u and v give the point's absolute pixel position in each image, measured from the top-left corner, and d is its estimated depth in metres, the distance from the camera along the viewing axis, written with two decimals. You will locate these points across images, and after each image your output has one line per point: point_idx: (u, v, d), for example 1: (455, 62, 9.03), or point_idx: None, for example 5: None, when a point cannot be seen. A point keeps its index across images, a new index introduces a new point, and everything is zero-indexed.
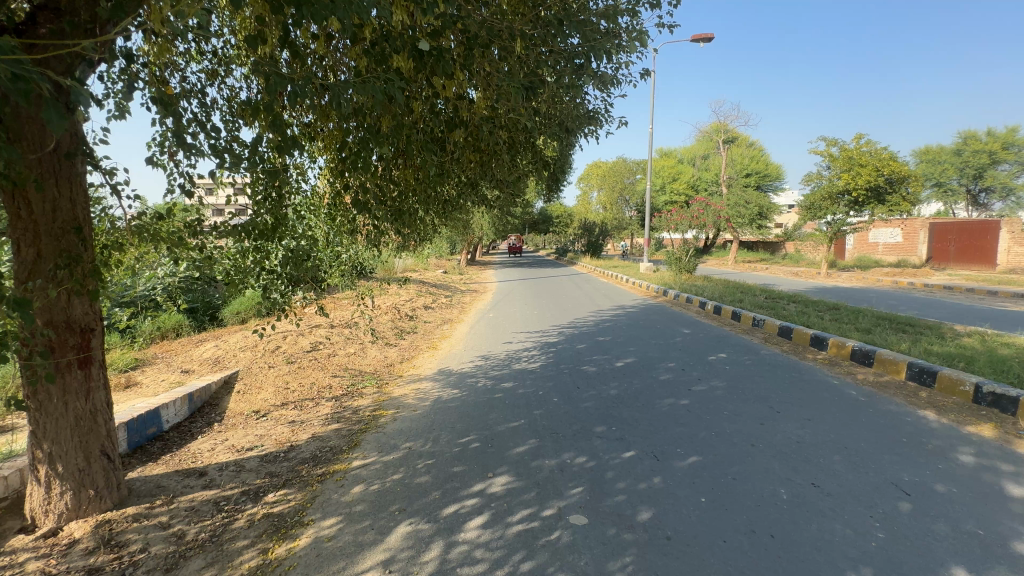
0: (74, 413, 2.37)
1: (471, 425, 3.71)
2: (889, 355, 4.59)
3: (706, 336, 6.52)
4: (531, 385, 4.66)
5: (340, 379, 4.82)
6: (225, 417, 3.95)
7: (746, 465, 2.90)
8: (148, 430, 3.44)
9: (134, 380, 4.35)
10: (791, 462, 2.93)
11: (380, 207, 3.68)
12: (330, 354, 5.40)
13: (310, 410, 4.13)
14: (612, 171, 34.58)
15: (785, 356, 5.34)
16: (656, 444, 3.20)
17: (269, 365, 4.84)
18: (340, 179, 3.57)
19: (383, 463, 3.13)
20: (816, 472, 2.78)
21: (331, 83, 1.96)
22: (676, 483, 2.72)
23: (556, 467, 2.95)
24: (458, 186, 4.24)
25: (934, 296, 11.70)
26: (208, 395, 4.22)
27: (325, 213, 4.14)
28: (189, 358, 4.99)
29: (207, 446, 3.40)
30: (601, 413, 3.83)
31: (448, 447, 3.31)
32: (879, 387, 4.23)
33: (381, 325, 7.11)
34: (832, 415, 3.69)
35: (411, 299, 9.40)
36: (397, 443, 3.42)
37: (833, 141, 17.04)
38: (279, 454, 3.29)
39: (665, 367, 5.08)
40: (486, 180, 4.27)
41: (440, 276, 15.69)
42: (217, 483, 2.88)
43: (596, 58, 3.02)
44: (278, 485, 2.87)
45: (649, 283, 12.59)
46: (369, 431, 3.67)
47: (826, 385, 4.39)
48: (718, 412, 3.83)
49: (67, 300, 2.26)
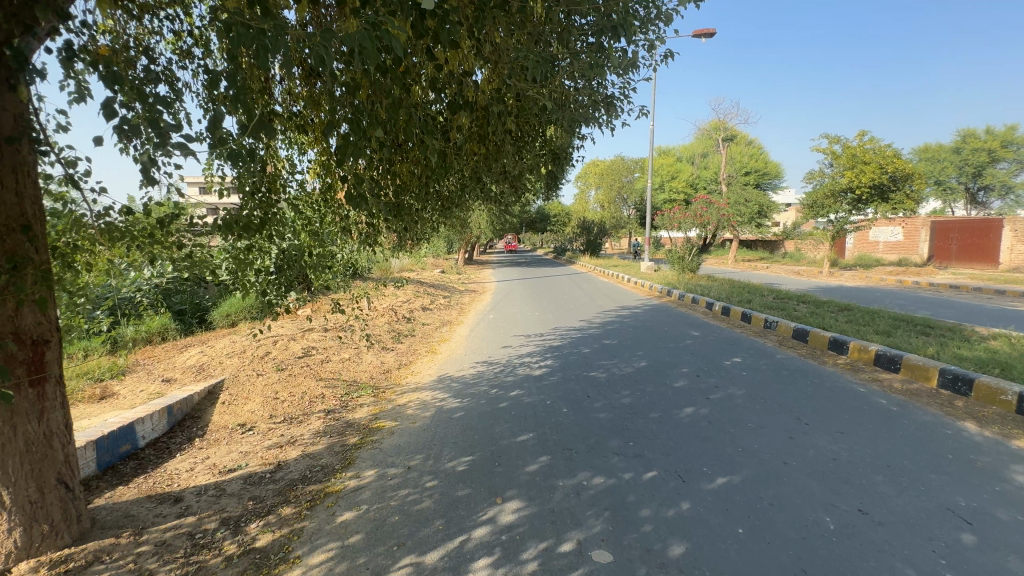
0: (25, 437, 2.07)
1: (475, 439, 3.42)
2: (918, 360, 4.34)
3: (717, 339, 6.25)
4: (537, 393, 4.37)
5: (334, 388, 4.53)
6: (208, 432, 3.65)
7: (782, 487, 2.62)
8: (122, 448, 3.14)
9: (111, 392, 4.04)
10: (831, 483, 2.66)
11: (377, 202, 3.37)
12: (324, 360, 5.10)
13: (301, 423, 3.83)
14: (611, 169, 34.33)
15: (804, 361, 5.07)
16: (680, 463, 2.92)
17: (258, 372, 4.54)
18: (333, 172, 3.27)
19: (380, 485, 2.83)
20: (861, 496, 2.51)
21: (313, 39, 1.64)
22: (707, 510, 2.43)
23: (572, 490, 2.66)
24: (459, 180, 3.96)
25: (941, 296, 11.50)
26: (190, 406, 3.92)
27: (318, 211, 3.83)
28: (171, 365, 4.67)
29: (185, 467, 3.10)
30: (616, 425, 3.55)
31: (452, 465, 3.02)
32: (910, 396, 3.97)
33: (377, 328, 6.82)
34: (863, 425, 3.42)
35: (409, 300, 9.09)
36: (395, 461, 3.13)
37: (835, 139, 16.82)
38: (265, 475, 2.99)
39: (678, 372, 4.80)
40: (490, 174, 3.97)
41: (439, 276, 15.39)
42: (193, 511, 2.58)
43: (618, 35, 2.73)
44: (262, 513, 2.57)
45: (652, 283, 12.32)
46: (364, 447, 3.38)
47: (852, 393, 4.12)
48: (741, 423, 3.55)
49: (14, 308, 1.96)
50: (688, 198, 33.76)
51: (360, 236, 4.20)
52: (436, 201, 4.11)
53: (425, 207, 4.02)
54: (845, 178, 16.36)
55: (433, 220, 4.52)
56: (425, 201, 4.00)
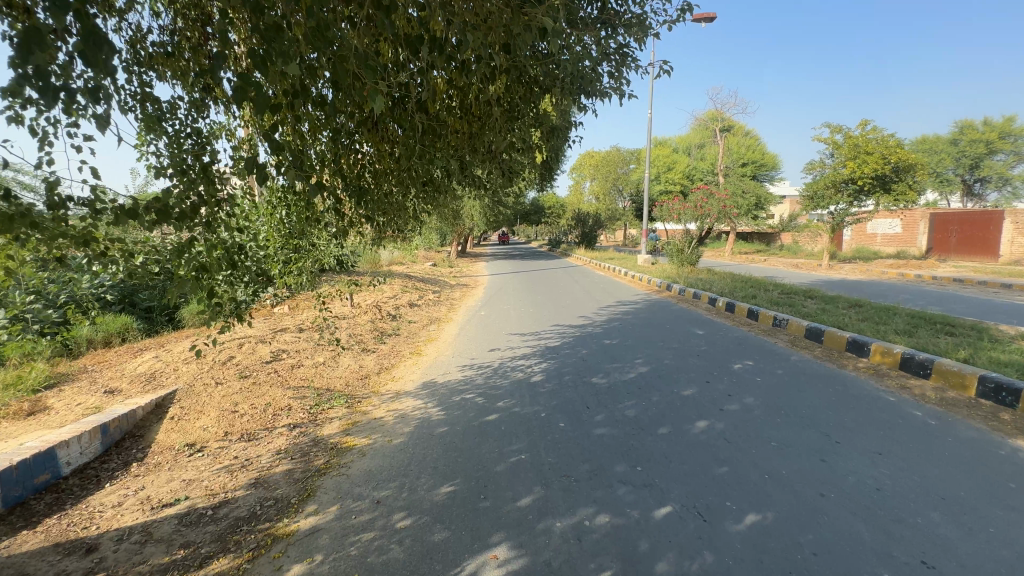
0: None
1: (458, 462, 2.95)
2: (952, 365, 3.92)
3: (725, 339, 5.80)
4: (531, 403, 3.90)
5: (303, 398, 4.03)
6: (149, 454, 3.15)
7: (823, 529, 2.18)
8: (38, 479, 2.63)
9: (43, 406, 3.53)
10: (881, 524, 2.22)
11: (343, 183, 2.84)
12: (295, 366, 4.59)
13: (259, 441, 3.34)
14: (606, 161, 33.84)
15: (822, 365, 4.64)
16: (699, 496, 2.46)
17: (216, 381, 4.03)
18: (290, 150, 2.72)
19: (342, 524, 2.36)
20: (920, 543, 2.08)
21: None
22: (738, 562, 1.99)
23: (571, 533, 2.21)
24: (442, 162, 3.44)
25: (947, 290, 11.17)
26: (132, 423, 3.41)
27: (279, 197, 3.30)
28: (120, 373, 4.16)
29: (112, 502, 2.61)
30: (620, 444, 3.10)
31: (429, 498, 2.55)
32: (947, 406, 3.55)
33: (359, 327, 6.31)
34: (903, 444, 3.00)
35: (396, 296, 8.59)
36: (362, 491, 2.66)
37: (837, 128, 16.41)
38: (205, 512, 2.51)
39: (686, 378, 4.36)
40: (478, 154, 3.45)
41: (429, 270, 14.87)
42: (108, 564, 2.10)
43: None
44: (192, 567, 2.09)
45: (650, 276, 11.89)
46: (330, 473, 2.90)
47: (882, 402, 3.70)
48: (762, 440, 3.12)
49: None
50: (684, 190, 33.38)
51: (330, 227, 3.67)
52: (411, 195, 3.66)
53: (401, 198, 3.62)
54: (847, 168, 15.97)
55: (417, 212, 4.05)
56: (402, 191, 3.58)
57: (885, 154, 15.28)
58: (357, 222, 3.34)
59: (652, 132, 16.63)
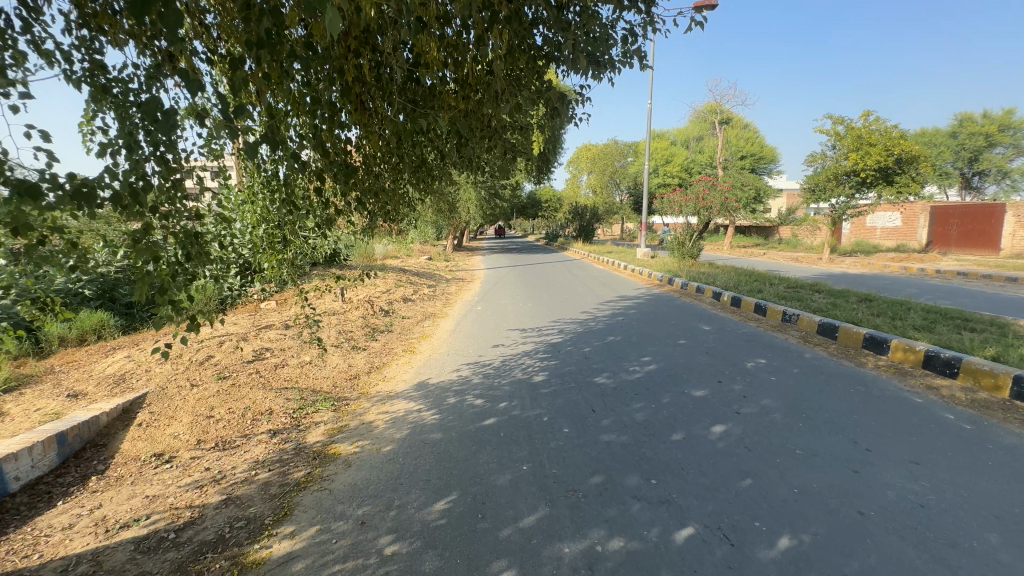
0: None
1: (454, 474, 2.67)
2: (981, 364, 3.67)
3: (734, 336, 5.53)
4: (532, 406, 3.61)
5: (286, 401, 3.71)
6: (111, 466, 2.85)
7: (868, 556, 1.92)
8: None
9: None
10: (932, 548, 1.97)
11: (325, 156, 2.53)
12: (279, 367, 4.28)
13: (235, 450, 3.05)
14: (603, 153, 33.46)
15: (838, 363, 4.39)
16: (723, 515, 2.20)
17: (191, 384, 3.72)
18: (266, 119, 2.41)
19: (321, 550, 2.08)
20: (980, 572, 1.83)
21: None
22: None
23: (582, 561, 1.93)
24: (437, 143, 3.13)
25: (953, 284, 10.95)
26: (94, 431, 3.10)
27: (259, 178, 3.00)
28: (86, 375, 3.83)
29: (61, 525, 2.31)
30: (631, 453, 2.83)
31: (421, 519, 2.26)
32: (980, 408, 3.30)
33: (349, 323, 5.99)
34: (940, 452, 2.75)
35: (389, 290, 8.28)
36: (345, 510, 2.37)
37: (839, 119, 16.12)
38: (167, 536, 2.22)
39: (697, 378, 4.10)
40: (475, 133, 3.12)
41: (424, 264, 14.56)
42: None
43: None
44: None
45: (651, 270, 11.65)
46: (310, 487, 2.61)
47: (909, 404, 3.45)
48: (786, 447, 2.86)
49: None
50: (682, 183, 33.11)
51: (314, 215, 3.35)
52: (403, 181, 3.39)
53: (392, 184, 3.35)
54: (849, 160, 15.70)
55: (411, 201, 3.76)
56: (392, 175, 3.30)
57: (889, 145, 15.02)
58: (345, 212, 3.13)
59: (652, 122, 16.30)
